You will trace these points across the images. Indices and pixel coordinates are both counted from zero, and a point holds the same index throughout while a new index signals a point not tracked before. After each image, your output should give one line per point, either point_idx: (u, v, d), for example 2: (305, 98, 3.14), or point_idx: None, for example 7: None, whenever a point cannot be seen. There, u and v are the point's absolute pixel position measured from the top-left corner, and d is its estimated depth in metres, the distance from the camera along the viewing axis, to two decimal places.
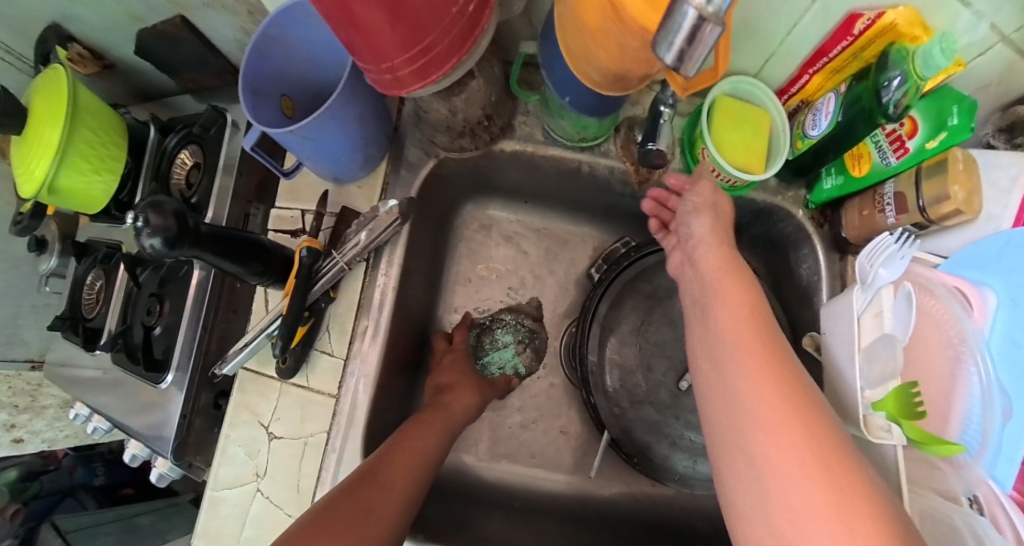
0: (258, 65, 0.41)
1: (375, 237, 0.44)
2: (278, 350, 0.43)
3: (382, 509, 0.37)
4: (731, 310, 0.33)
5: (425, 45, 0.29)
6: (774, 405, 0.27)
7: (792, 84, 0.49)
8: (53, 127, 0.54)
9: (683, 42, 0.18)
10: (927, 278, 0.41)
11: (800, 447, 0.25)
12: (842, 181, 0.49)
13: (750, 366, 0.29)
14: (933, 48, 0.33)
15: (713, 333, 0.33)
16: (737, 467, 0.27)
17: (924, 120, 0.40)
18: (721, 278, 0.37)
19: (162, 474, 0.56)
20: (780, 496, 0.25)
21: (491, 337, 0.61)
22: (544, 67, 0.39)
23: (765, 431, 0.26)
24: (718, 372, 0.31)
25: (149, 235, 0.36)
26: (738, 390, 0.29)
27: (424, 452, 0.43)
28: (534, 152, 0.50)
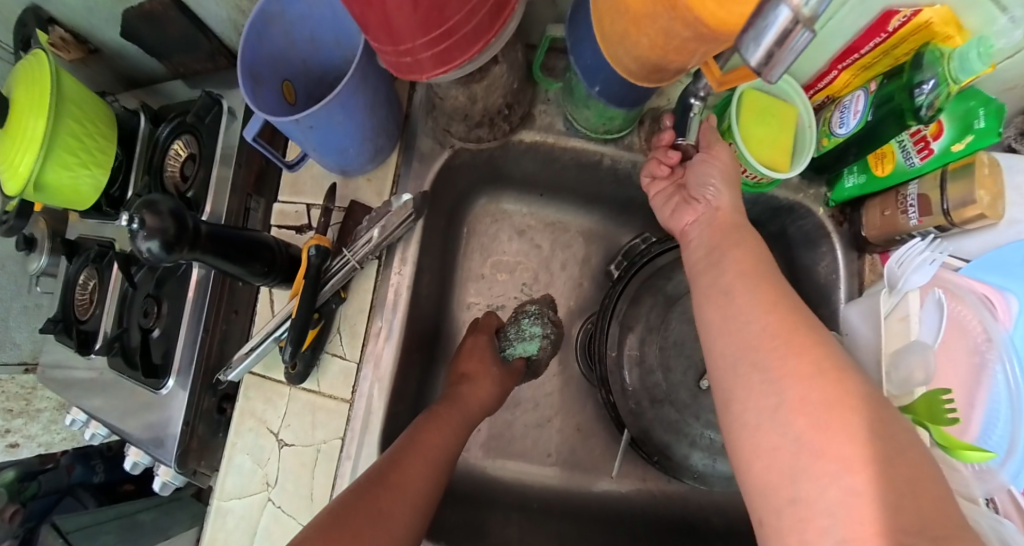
0: (257, 48, 0.38)
1: (388, 235, 0.42)
2: (287, 354, 0.41)
3: (394, 510, 0.34)
4: (734, 260, 0.32)
5: (448, 27, 0.26)
6: (783, 351, 0.26)
7: (820, 78, 0.47)
8: (36, 119, 0.51)
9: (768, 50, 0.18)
10: (956, 285, 0.43)
11: (807, 395, 0.24)
12: (864, 180, 0.48)
13: (757, 313, 0.28)
14: (970, 52, 0.32)
15: (715, 283, 0.32)
16: (740, 416, 0.26)
17: (951, 122, 0.39)
18: (726, 233, 0.35)
19: (165, 482, 0.54)
20: (821, 486, 0.22)
21: (517, 326, 0.55)
22: (571, 51, 0.36)
23: (810, 415, 0.23)
24: (743, 347, 0.28)
25: (146, 237, 0.34)
26: (743, 338, 0.28)
27: (438, 447, 0.40)
28: (554, 143, 0.47)
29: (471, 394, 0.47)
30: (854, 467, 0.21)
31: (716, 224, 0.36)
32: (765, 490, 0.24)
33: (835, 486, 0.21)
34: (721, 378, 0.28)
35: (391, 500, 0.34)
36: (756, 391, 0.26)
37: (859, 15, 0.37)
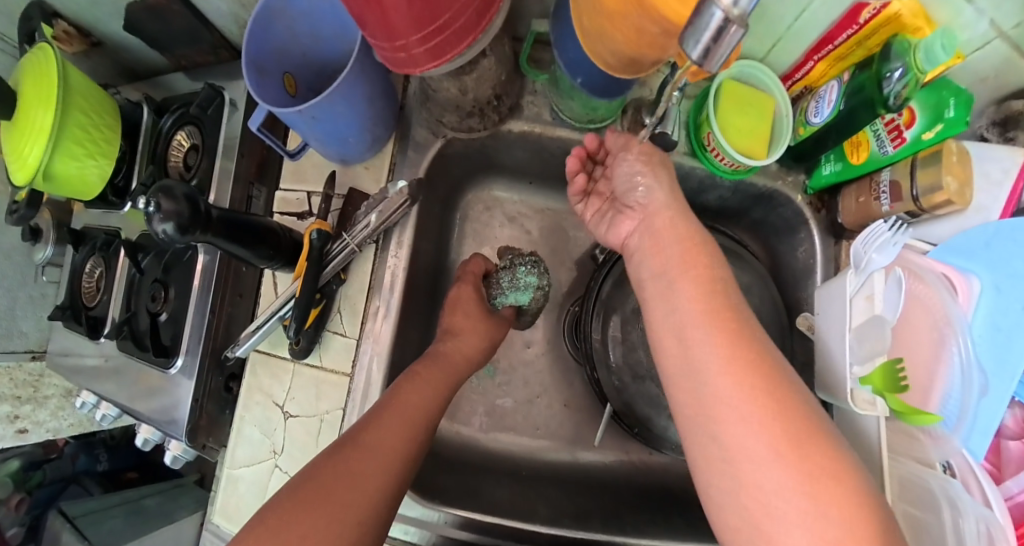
0: (261, 40, 0.41)
1: (385, 219, 0.45)
2: (292, 332, 0.43)
3: (363, 471, 0.36)
4: (701, 299, 0.35)
5: (441, 23, 0.29)
6: (751, 395, 0.30)
7: (798, 69, 0.50)
8: (44, 112, 0.53)
9: (710, 41, 0.21)
10: (918, 266, 0.45)
11: (757, 437, 0.28)
12: (841, 168, 0.50)
13: (726, 356, 0.32)
14: (935, 43, 0.34)
15: (684, 317, 0.34)
16: (714, 449, 0.30)
17: (923, 111, 0.41)
18: (685, 255, 0.38)
19: (175, 456, 0.57)
20: (772, 506, 0.27)
21: (512, 274, 0.53)
22: (555, 46, 0.39)
23: (757, 455, 0.28)
24: (703, 391, 0.32)
25: (162, 220, 0.36)
26: (715, 382, 0.31)
27: (419, 407, 0.42)
28: (542, 133, 0.50)
29: (455, 349, 0.50)
30: (813, 497, 0.26)
31: (672, 244, 0.39)
32: (735, 509, 0.29)
33: (784, 503, 0.27)
34: (691, 412, 0.32)
35: (358, 464, 0.36)
36: (732, 428, 0.29)
37: (834, 6, 0.40)
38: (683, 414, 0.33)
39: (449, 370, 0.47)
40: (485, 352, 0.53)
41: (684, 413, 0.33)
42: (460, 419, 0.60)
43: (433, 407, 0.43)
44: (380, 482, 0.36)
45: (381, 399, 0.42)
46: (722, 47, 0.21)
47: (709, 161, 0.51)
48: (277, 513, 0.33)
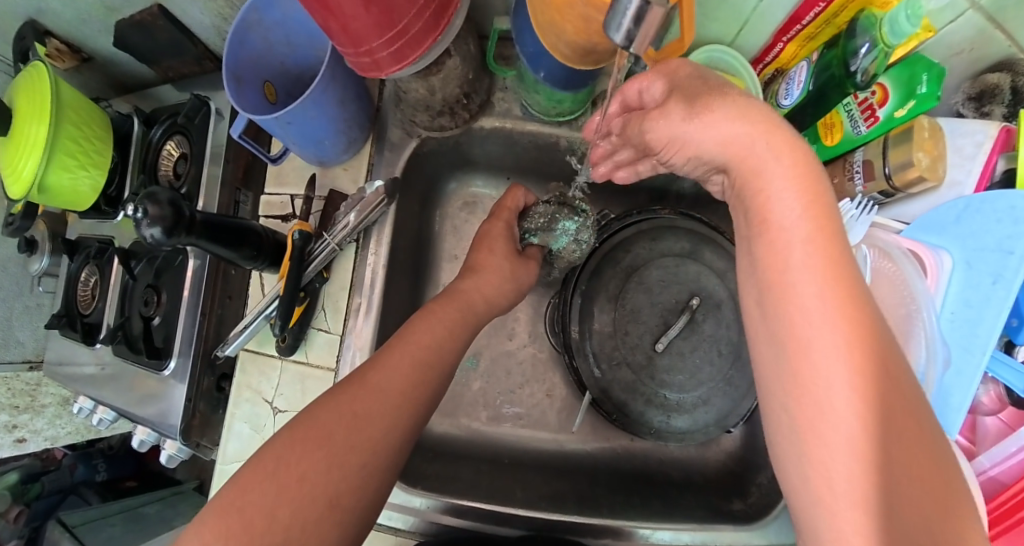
0: (236, 54, 0.43)
1: (364, 218, 0.47)
2: (277, 330, 0.46)
3: (373, 419, 0.37)
4: (814, 240, 0.26)
5: (400, 27, 0.31)
6: (850, 376, 0.24)
7: (767, 52, 0.53)
8: (37, 126, 0.55)
9: (631, 22, 0.24)
10: (885, 241, 0.48)
11: (839, 411, 0.24)
12: (815, 149, 0.53)
13: (831, 325, 0.25)
14: (900, 14, 0.36)
15: (780, 268, 0.27)
16: (783, 425, 0.27)
17: (895, 88, 0.44)
18: (794, 178, 0.27)
19: (171, 455, 0.58)
20: (829, 480, 0.24)
21: (551, 217, 0.57)
22: (518, 43, 0.41)
23: (832, 430, 0.24)
24: (784, 354, 0.27)
25: (149, 225, 0.38)
26: (813, 349, 0.25)
27: (432, 350, 0.43)
28: (513, 127, 0.53)
29: (475, 287, 0.51)
30: (871, 474, 0.23)
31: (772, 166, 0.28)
32: (793, 473, 0.27)
33: (840, 479, 0.24)
34: (774, 371, 0.27)
35: (366, 406, 0.37)
36: (811, 413, 0.25)
37: None
38: (760, 374, 0.29)
39: (455, 310, 0.47)
40: (510, 298, 0.54)
41: (763, 368, 0.29)
42: (447, 412, 0.62)
43: (439, 357, 0.43)
44: (384, 428, 0.37)
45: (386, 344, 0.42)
46: (642, 31, 0.24)
47: None
48: (279, 447, 0.34)
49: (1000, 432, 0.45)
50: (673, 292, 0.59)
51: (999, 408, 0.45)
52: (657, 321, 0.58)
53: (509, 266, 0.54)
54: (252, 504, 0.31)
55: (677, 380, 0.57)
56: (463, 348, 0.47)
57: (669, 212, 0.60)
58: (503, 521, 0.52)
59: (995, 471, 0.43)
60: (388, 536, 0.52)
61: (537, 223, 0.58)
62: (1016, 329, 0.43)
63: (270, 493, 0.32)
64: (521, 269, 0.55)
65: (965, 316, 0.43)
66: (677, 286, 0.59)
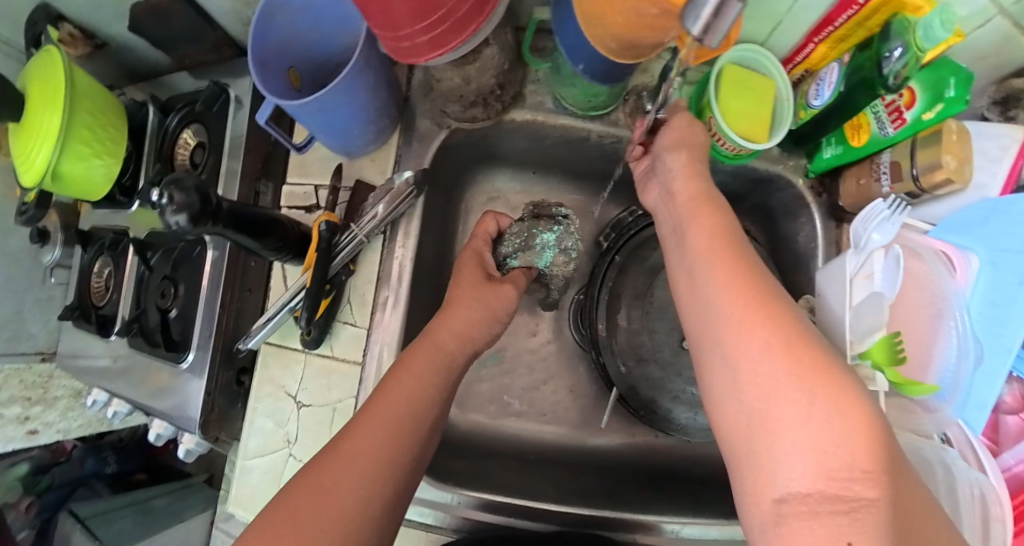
0: (263, 37, 0.41)
1: (392, 209, 0.45)
2: (303, 322, 0.45)
3: (346, 492, 0.33)
4: (705, 248, 0.34)
5: (443, 12, 0.30)
6: (765, 332, 0.27)
7: (798, 52, 0.52)
8: (51, 114, 0.54)
9: (711, 14, 0.22)
10: (915, 242, 0.47)
11: (769, 362, 0.26)
12: (842, 150, 0.52)
13: (730, 300, 0.30)
14: (934, 21, 0.36)
15: (696, 272, 0.33)
16: (735, 405, 0.27)
17: (922, 91, 0.41)
18: (697, 212, 0.37)
19: (188, 449, 0.58)
20: (791, 437, 0.23)
21: (528, 234, 0.50)
22: (556, 33, 0.40)
23: (771, 381, 0.25)
24: (714, 341, 0.30)
25: (174, 212, 0.37)
26: (725, 333, 0.29)
27: (412, 393, 0.39)
28: (544, 121, 0.51)
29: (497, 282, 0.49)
30: (826, 417, 0.23)
31: (685, 206, 0.38)
32: (759, 458, 0.25)
33: (799, 429, 0.23)
34: (714, 358, 0.29)
35: (339, 479, 0.33)
36: (750, 377, 0.26)
37: None
38: (704, 384, 0.30)
39: (434, 353, 0.42)
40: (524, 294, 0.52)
41: (704, 367, 0.30)
42: (469, 408, 0.61)
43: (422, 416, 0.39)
44: (359, 499, 0.33)
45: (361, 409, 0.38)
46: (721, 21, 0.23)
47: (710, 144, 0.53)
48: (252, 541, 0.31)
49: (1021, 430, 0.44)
50: None
51: (1021, 407, 0.43)
52: None
53: (477, 295, 0.46)
54: None
55: None
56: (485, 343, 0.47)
57: None
58: (534, 517, 0.51)
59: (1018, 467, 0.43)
60: (419, 533, 0.51)
61: (518, 247, 0.50)
62: None
63: None
64: (491, 295, 0.47)
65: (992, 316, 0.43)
66: None
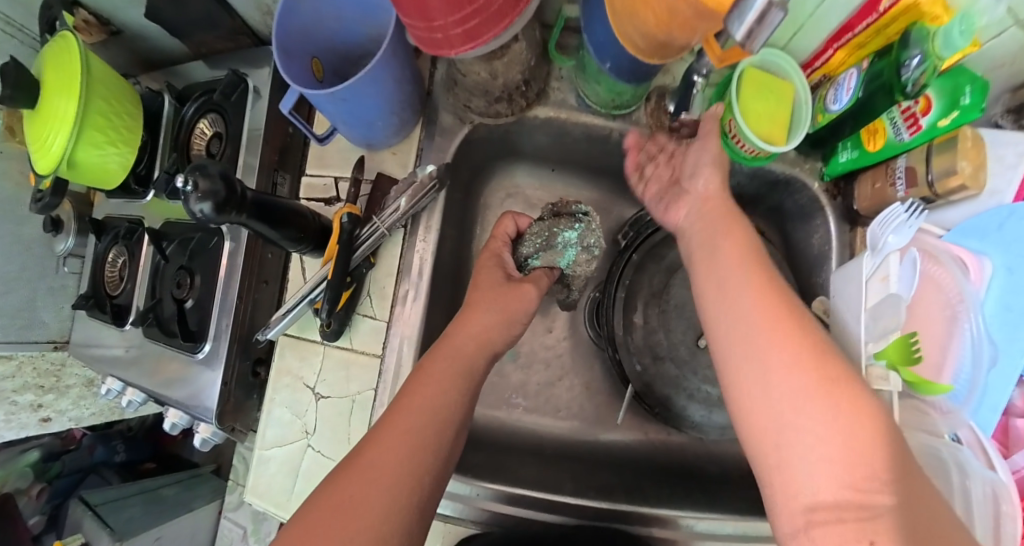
0: (287, 26, 0.41)
1: (415, 203, 0.45)
2: (325, 314, 0.44)
3: (372, 499, 0.33)
4: (729, 260, 0.36)
5: (479, 5, 0.29)
6: (790, 348, 0.29)
7: (817, 57, 0.51)
8: (68, 101, 0.53)
9: (754, 19, 0.25)
10: (935, 246, 0.47)
11: (795, 375, 0.28)
12: (857, 155, 0.51)
13: (756, 313, 0.31)
14: (955, 29, 0.34)
15: (719, 283, 0.35)
16: (754, 415, 0.29)
17: (940, 97, 0.41)
18: (718, 225, 0.39)
19: (204, 439, 0.58)
20: (816, 447, 0.26)
21: (549, 233, 0.51)
22: (585, 31, 0.40)
23: (798, 393, 0.27)
24: (737, 350, 0.32)
25: (199, 199, 0.37)
26: (746, 336, 0.31)
27: (436, 397, 0.38)
28: (567, 118, 0.51)
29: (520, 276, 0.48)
30: (846, 431, 0.25)
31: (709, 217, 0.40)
32: (780, 462, 0.27)
33: (825, 435, 0.26)
34: (736, 367, 0.31)
35: (365, 487, 0.33)
36: (773, 390, 0.28)
37: None
38: (728, 390, 0.32)
39: (453, 357, 0.41)
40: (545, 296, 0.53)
41: (726, 374, 0.32)
42: (485, 403, 0.61)
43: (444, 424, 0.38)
44: (384, 508, 0.33)
45: (379, 422, 0.37)
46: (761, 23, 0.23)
47: (730, 146, 0.53)
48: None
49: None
50: None
51: None
52: None
53: (497, 298, 0.45)
54: None
55: None
56: (512, 342, 0.46)
57: None
58: (553, 509, 0.51)
59: None
60: (439, 523, 0.52)
61: (540, 247, 0.50)
62: None
63: None
64: (511, 296, 0.46)
65: (1006, 320, 0.45)
66: None
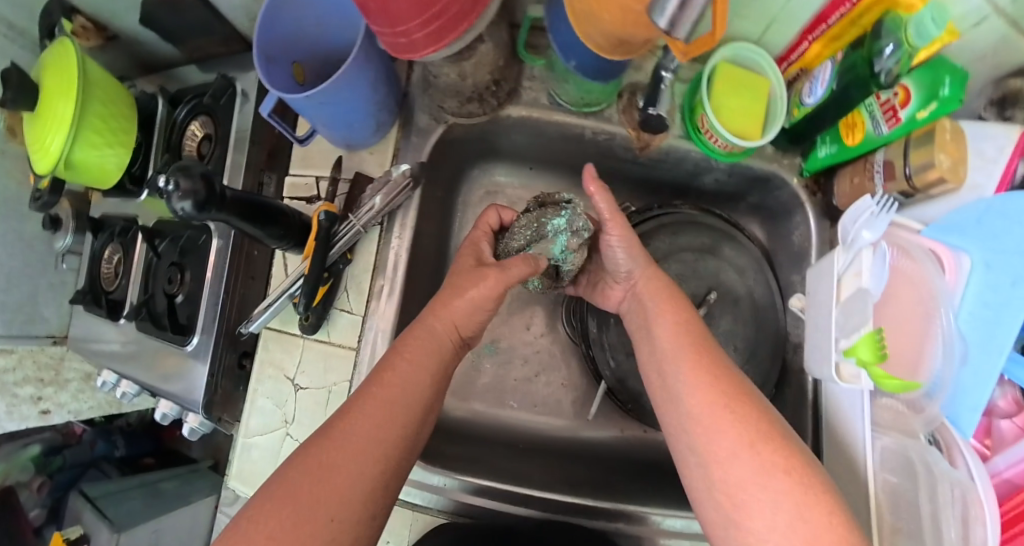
0: (269, 30, 0.43)
1: (389, 201, 0.47)
2: (301, 308, 0.46)
3: (343, 468, 0.35)
4: (677, 341, 0.41)
5: (439, 9, 0.31)
6: (742, 433, 0.34)
7: (794, 50, 0.53)
8: (64, 103, 0.55)
9: (675, 6, 0.25)
10: (908, 242, 0.48)
11: (747, 459, 0.33)
12: (836, 150, 0.52)
13: (708, 396, 0.37)
14: (926, 17, 0.36)
15: (670, 363, 0.40)
16: (711, 492, 0.35)
17: (918, 89, 0.40)
18: (659, 303, 0.45)
19: (194, 428, 0.60)
20: (773, 522, 0.31)
21: (538, 222, 0.48)
22: (551, 33, 0.41)
23: (753, 474, 0.33)
24: (694, 430, 0.37)
25: (180, 199, 0.39)
26: (704, 418, 0.36)
27: (415, 378, 0.41)
28: (540, 117, 0.52)
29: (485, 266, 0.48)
30: (798, 509, 0.31)
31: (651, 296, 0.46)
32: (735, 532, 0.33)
33: (779, 512, 0.31)
34: (692, 448, 0.36)
35: (334, 456, 0.35)
36: (731, 472, 0.34)
37: None
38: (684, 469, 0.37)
39: (427, 338, 0.43)
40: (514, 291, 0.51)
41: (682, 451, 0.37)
42: (466, 397, 0.63)
43: (418, 404, 0.40)
44: (354, 475, 0.35)
45: (354, 397, 0.39)
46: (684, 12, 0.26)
47: (703, 143, 0.54)
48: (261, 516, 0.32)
49: (1015, 434, 0.44)
50: (692, 285, 0.64)
51: (1015, 410, 0.44)
52: None
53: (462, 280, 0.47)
54: None
55: None
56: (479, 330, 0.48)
57: (691, 208, 0.64)
58: (520, 502, 0.52)
59: (1009, 473, 0.43)
60: (408, 511, 0.54)
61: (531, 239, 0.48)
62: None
63: None
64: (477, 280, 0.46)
65: (984, 318, 0.43)
66: (697, 281, 0.64)
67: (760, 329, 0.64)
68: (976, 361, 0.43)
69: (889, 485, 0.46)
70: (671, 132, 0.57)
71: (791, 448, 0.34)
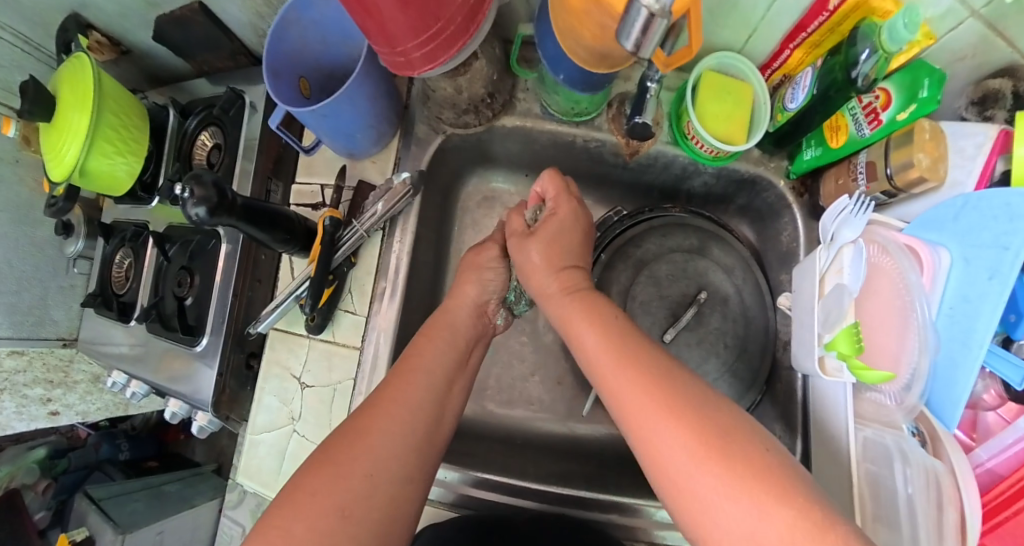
0: (275, 48, 0.46)
1: (391, 207, 0.50)
2: (308, 308, 0.49)
3: (372, 438, 0.38)
4: (594, 343, 0.40)
5: (434, 30, 0.34)
6: (664, 416, 0.32)
7: (775, 58, 0.55)
8: (80, 114, 0.58)
9: (639, 31, 0.29)
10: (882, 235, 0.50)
11: (675, 439, 0.30)
12: (821, 152, 0.54)
13: (627, 387, 0.35)
14: (897, 23, 0.37)
15: (595, 363, 0.39)
16: (667, 495, 0.31)
17: (899, 91, 0.44)
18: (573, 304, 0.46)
19: (202, 427, 0.63)
20: (726, 506, 0.27)
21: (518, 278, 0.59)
22: (540, 47, 0.44)
23: (684, 457, 0.30)
24: (628, 425, 0.34)
25: (195, 205, 0.42)
26: (625, 391, 0.35)
27: (430, 358, 0.46)
28: (533, 126, 0.56)
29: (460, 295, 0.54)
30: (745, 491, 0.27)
31: (566, 293, 0.48)
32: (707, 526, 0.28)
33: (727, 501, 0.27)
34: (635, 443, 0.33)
35: (370, 429, 0.38)
36: (665, 459, 0.31)
37: None
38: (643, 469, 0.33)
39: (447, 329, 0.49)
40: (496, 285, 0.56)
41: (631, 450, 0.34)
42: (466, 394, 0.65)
43: (447, 398, 0.45)
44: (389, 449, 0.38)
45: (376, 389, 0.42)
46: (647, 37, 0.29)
47: (690, 148, 0.57)
48: (303, 481, 0.35)
49: (1000, 426, 0.46)
50: (681, 286, 0.67)
51: (999, 404, 0.46)
52: (667, 312, 0.66)
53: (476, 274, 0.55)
54: (271, 528, 0.33)
55: (683, 369, 0.64)
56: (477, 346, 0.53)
57: (680, 210, 0.67)
58: (517, 494, 0.55)
59: (993, 463, 0.44)
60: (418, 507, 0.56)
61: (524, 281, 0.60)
62: (1013, 324, 0.45)
63: (295, 518, 0.33)
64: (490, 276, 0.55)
65: (965, 312, 0.44)
66: (686, 281, 0.67)
67: (748, 328, 0.66)
68: (951, 351, 0.44)
69: (869, 475, 0.48)
70: (659, 139, 0.59)
71: (746, 436, 0.30)
